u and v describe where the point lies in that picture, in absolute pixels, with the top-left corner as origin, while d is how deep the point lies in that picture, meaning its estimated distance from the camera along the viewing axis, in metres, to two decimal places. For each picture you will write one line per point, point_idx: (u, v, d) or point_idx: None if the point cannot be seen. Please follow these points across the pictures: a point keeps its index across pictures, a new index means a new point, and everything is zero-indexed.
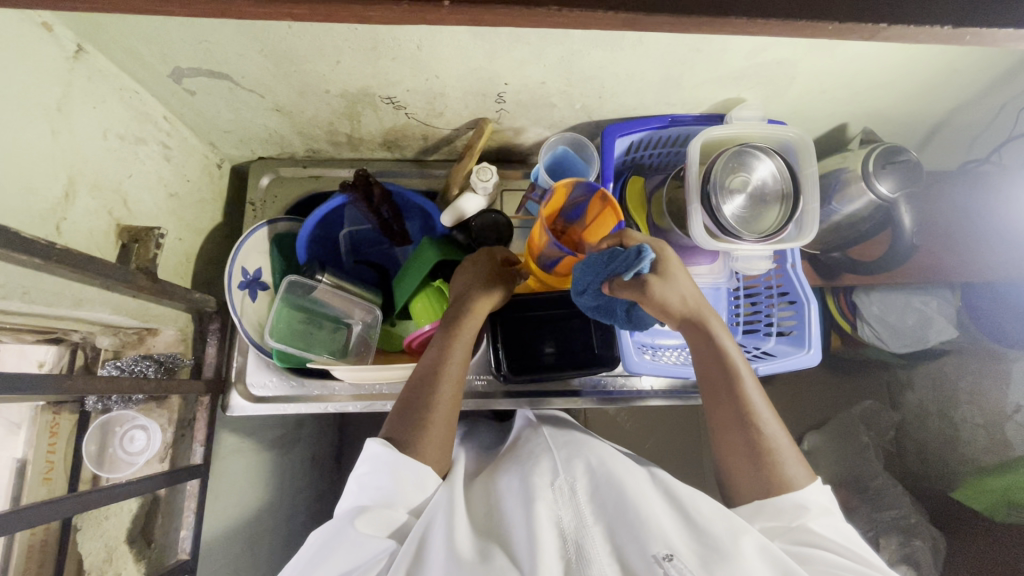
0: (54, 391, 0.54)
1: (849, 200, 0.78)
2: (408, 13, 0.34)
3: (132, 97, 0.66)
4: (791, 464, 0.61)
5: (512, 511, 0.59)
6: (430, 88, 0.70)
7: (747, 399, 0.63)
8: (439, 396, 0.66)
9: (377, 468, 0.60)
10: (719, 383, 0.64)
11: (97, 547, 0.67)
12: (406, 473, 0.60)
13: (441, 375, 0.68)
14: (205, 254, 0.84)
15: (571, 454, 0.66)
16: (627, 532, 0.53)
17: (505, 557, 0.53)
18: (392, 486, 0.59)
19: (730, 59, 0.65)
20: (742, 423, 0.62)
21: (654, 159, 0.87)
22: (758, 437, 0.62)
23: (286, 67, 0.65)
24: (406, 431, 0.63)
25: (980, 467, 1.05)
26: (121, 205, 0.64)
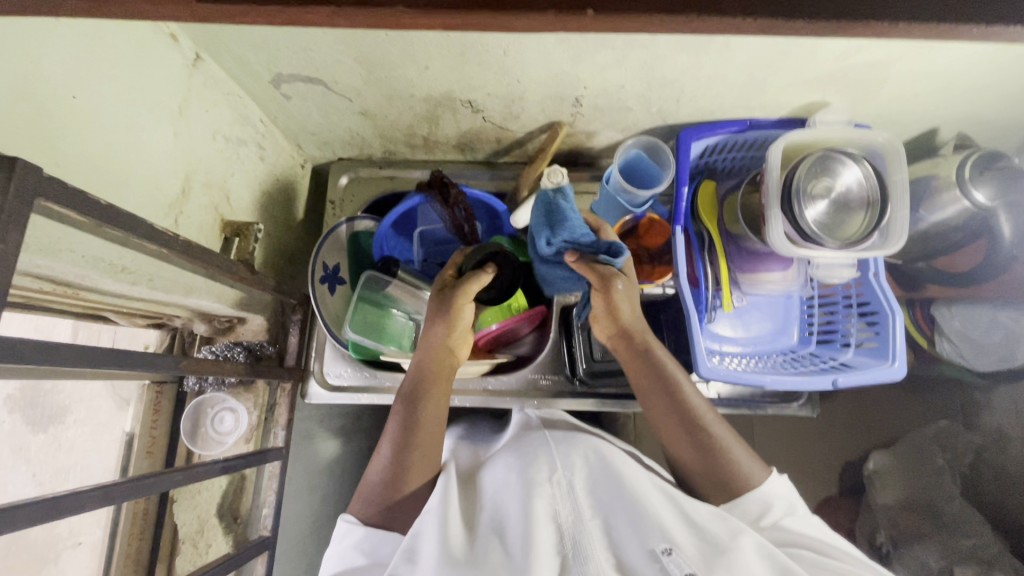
0: (171, 370, 0.59)
1: (940, 208, 0.75)
2: (555, 21, 0.36)
3: (237, 101, 0.71)
4: (746, 462, 0.64)
5: (510, 503, 0.59)
6: (511, 92, 0.72)
7: (694, 406, 0.66)
8: (420, 438, 0.66)
9: (350, 540, 0.61)
10: (669, 399, 0.66)
11: (191, 518, 0.73)
12: (377, 540, 0.60)
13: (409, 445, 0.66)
14: (289, 250, 0.89)
15: (568, 448, 0.65)
16: (627, 527, 0.55)
17: (500, 552, 0.53)
18: (362, 554, 0.59)
19: (820, 63, 0.64)
20: (696, 432, 0.65)
21: (727, 163, 0.86)
22: (708, 434, 0.65)
23: (377, 73, 0.68)
24: (375, 509, 0.63)
25: None
26: (224, 201, 0.69)
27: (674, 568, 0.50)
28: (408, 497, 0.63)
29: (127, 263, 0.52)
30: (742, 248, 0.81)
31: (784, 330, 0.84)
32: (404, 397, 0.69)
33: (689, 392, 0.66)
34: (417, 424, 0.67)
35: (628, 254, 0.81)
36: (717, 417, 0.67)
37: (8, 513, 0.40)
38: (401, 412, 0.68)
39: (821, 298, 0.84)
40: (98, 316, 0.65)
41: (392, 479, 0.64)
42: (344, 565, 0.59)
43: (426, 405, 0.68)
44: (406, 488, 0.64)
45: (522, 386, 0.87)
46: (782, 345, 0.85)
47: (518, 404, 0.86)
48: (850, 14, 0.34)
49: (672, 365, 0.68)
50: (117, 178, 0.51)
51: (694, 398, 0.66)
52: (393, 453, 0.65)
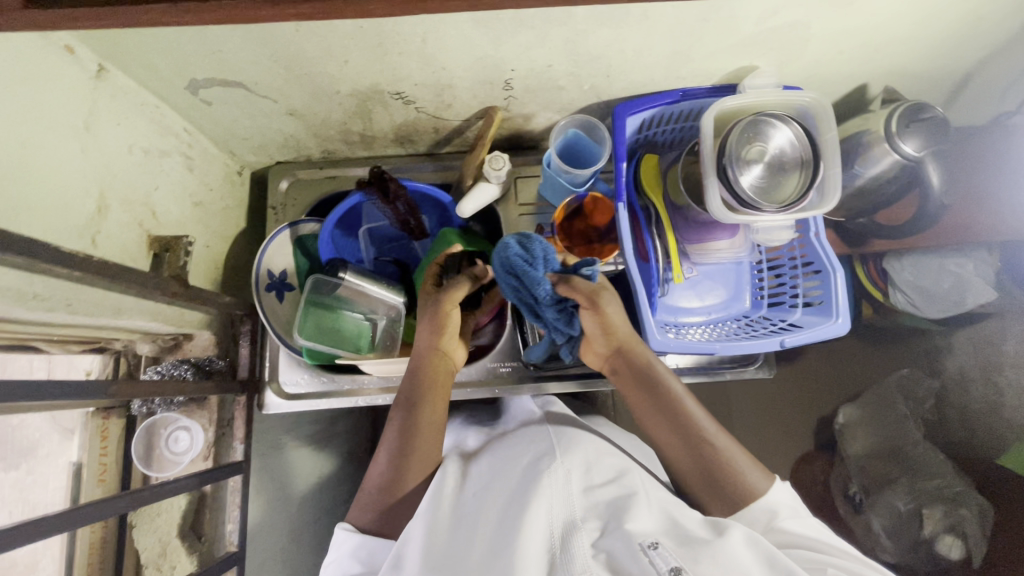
0: (102, 396, 0.57)
1: (873, 163, 0.76)
2: None
3: (154, 111, 0.68)
4: (750, 472, 0.62)
5: (498, 508, 0.58)
6: (439, 80, 0.71)
7: (695, 417, 0.65)
8: (420, 446, 0.66)
9: (344, 551, 0.61)
10: (660, 407, 0.66)
11: (152, 542, 0.71)
12: (372, 547, 0.60)
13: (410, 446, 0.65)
14: (233, 261, 0.86)
15: (561, 444, 0.65)
16: (613, 522, 0.53)
17: (483, 559, 0.53)
18: (357, 563, 0.60)
19: (740, 27, 0.64)
20: (689, 440, 0.64)
21: (667, 135, 0.86)
22: (708, 450, 0.63)
23: (297, 71, 0.66)
24: (374, 517, 0.63)
25: None
26: (150, 216, 0.66)
27: (660, 561, 0.48)
28: (406, 500, 0.64)
29: (38, 290, 0.50)
30: (688, 219, 0.82)
31: (737, 297, 0.86)
32: (404, 402, 0.69)
33: (688, 405, 0.66)
34: (415, 431, 0.66)
35: (575, 236, 0.82)
36: (722, 432, 0.65)
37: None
38: (400, 416, 0.68)
39: (769, 262, 0.85)
40: (27, 346, 0.63)
41: (388, 487, 0.64)
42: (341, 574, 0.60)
43: (423, 410, 0.68)
44: (403, 492, 0.64)
45: (482, 376, 0.87)
46: (735, 310, 0.87)
47: (482, 392, 0.87)
48: None
49: (665, 377, 0.67)
50: (15, 202, 0.49)
51: (693, 410, 0.66)
52: (392, 461, 0.65)
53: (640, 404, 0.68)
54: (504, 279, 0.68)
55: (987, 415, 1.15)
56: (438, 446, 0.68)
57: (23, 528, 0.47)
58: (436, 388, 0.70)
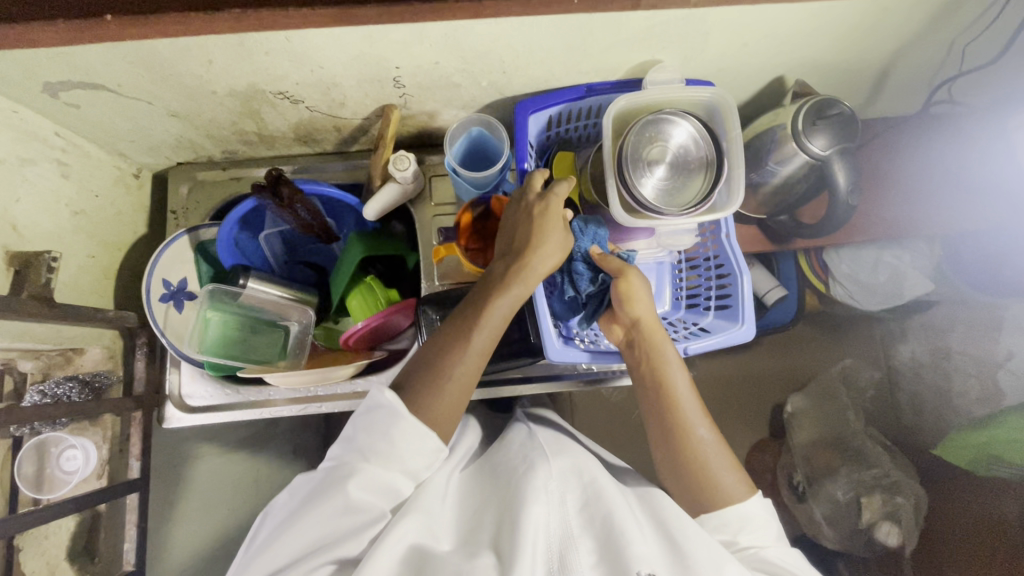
0: None
1: (785, 161, 0.73)
2: None
3: (10, 117, 0.64)
4: (725, 477, 0.63)
5: (505, 514, 0.57)
6: (321, 79, 0.67)
7: (683, 410, 0.65)
8: (453, 371, 0.57)
9: (373, 426, 0.52)
10: (645, 383, 0.67)
11: (39, 565, 0.67)
12: (401, 456, 0.52)
13: (460, 352, 0.57)
14: (129, 269, 0.83)
15: (568, 463, 0.64)
16: (615, 542, 0.53)
17: (490, 558, 0.52)
18: (380, 455, 0.52)
19: (628, 20, 0.60)
20: (672, 428, 0.65)
21: (581, 132, 0.82)
22: (690, 442, 0.64)
23: (160, 71, 0.62)
24: (403, 396, 0.55)
25: (972, 417, 1.03)
26: (10, 230, 0.63)
27: None
28: (432, 415, 0.54)
29: None
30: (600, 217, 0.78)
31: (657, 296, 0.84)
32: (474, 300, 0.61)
33: (682, 395, 0.66)
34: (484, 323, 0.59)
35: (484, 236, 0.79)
36: (710, 430, 0.65)
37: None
38: (467, 312, 0.60)
39: (687, 262, 0.82)
40: None
41: (437, 383, 0.56)
42: (353, 461, 0.52)
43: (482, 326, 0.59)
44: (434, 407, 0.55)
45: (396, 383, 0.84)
46: None
47: None
48: None
49: (671, 365, 0.67)
50: None
51: (687, 407, 0.65)
52: (434, 356, 0.57)
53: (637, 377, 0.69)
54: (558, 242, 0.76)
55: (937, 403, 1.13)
56: (463, 402, 0.57)
57: None
58: (498, 322, 0.60)
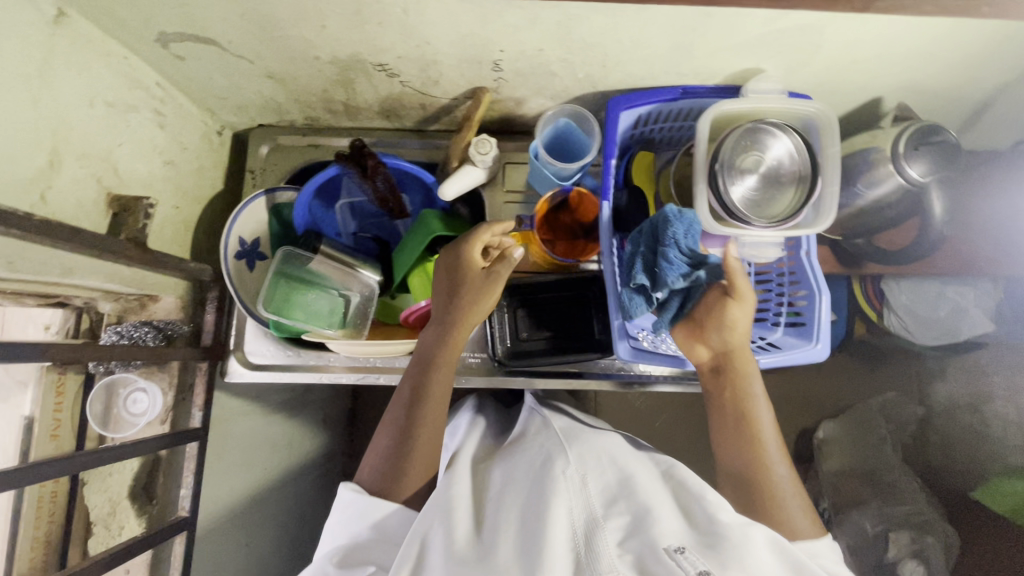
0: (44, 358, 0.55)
1: (876, 184, 0.72)
2: None
3: (122, 63, 0.65)
4: (798, 514, 0.63)
5: (526, 504, 0.57)
6: (423, 54, 0.67)
7: (766, 446, 0.66)
8: (423, 419, 0.68)
9: (347, 511, 0.62)
10: (733, 416, 0.68)
11: (102, 501, 0.72)
12: (376, 510, 0.61)
13: (421, 401, 0.69)
14: (206, 224, 0.84)
15: (582, 449, 0.64)
16: (639, 524, 0.52)
17: (509, 550, 0.52)
18: (360, 523, 0.61)
19: (745, 25, 0.59)
20: (754, 461, 0.66)
21: (664, 133, 0.82)
22: (770, 478, 0.65)
23: (272, 31, 0.62)
24: (380, 478, 0.65)
25: (1007, 465, 0.95)
26: (112, 173, 0.64)
27: (688, 565, 0.47)
28: (411, 462, 0.66)
29: None
30: None
31: None
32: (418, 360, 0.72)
33: (765, 428, 0.67)
34: (427, 395, 0.69)
35: (561, 229, 0.80)
36: (785, 467, 0.66)
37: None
38: (413, 374, 0.71)
39: (756, 275, 0.80)
40: None
41: (399, 458, 0.66)
42: (342, 539, 0.60)
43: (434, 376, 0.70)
44: (407, 468, 0.65)
45: None
46: None
47: None
48: None
49: (757, 400, 0.68)
50: None
51: (771, 444, 0.67)
52: (398, 430, 0.68)
53: (722, 407, 0.69)
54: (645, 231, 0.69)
55: (969, 446, 1.03)
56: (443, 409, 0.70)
57: None
58: (447, 358, 0.71)
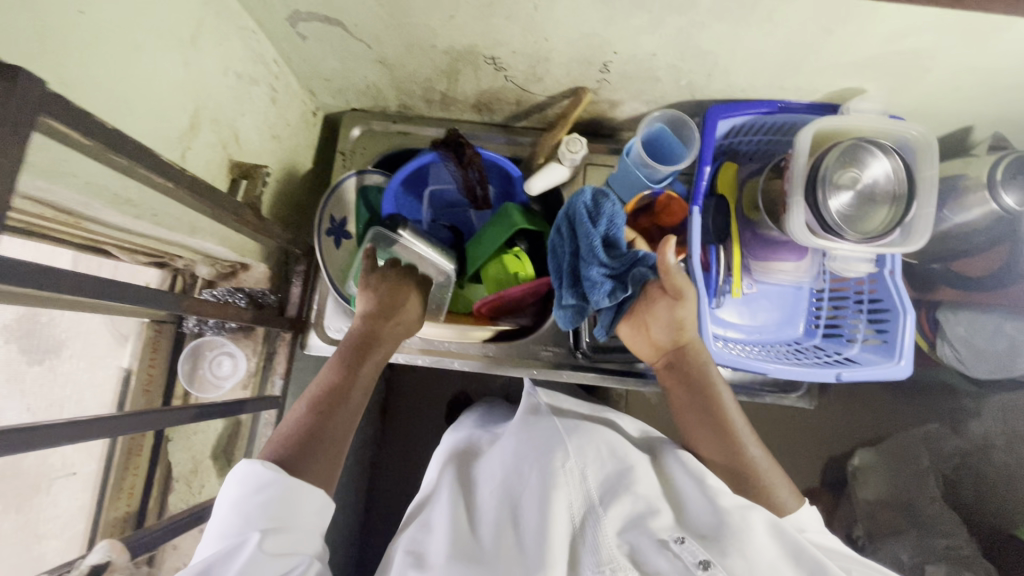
0: (174, 310, 0.57)
1: (964, 209, 0.75)
2: None
3: (251, 37, 0.68)
4: (781, 489, 0.63)
5: (530, 496, 0.59)
6: (538, 51, 0.69)
7: (734, 426, 0.65)
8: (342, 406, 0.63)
9: (260, 493, 0.54)
10: (698, 402, 0.67)
11: (185, 458, 0.75)
12: (299, 498, 0.55)
13: (345, 392, 0.65)
14: (296, 200, 0.87)
15: (586, 434, 0.65)
16: (634, 518, 0.54)
17: (513, 546, 0.55)
18: (272, 519, 0.53)
19: (863, 44, 0.61)
20: (728, 444, 0.64)
21: (751, 146, 0.83)
22: (745, 458, 0.64)
23: (400, 18, 0.65)
24: (287, 453, 0.58)
25: None
26: (234, 141, 0.67)
27: (688, 555, 0.50)
28: (327, 442, 0.60)
29: (131, 195, 0.50)
30: (758, 234, 0.81)
31: (791, 322, 0.84)
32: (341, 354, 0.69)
33: (733, 411, 0.66)
34: (352, 386, 0.66)
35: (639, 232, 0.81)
36: (756, 444, 0.65)
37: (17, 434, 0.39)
38: (342, 362, 0.68)
39: (832, 291, 0.83)
40: (97, 249, 0.64)
41: (311, 439, 0.59)
42: (250, 532, 0.52)
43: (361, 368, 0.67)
44: (318, 450, 0.59)
45: (523, 355, 0.87)
46: (787, 335, 0.85)
47: (516, 370, 0.87)
48: None
49: (717, 385, 0.67)
50: (127, 107, 0.49)
51: (739, 426, 0.65)
52: (315, 409, 0.62)
53: (684, 398, 0.68)
54: (559, 226, 0.71)
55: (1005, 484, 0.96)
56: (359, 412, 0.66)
57: (67, 428, 0.46)
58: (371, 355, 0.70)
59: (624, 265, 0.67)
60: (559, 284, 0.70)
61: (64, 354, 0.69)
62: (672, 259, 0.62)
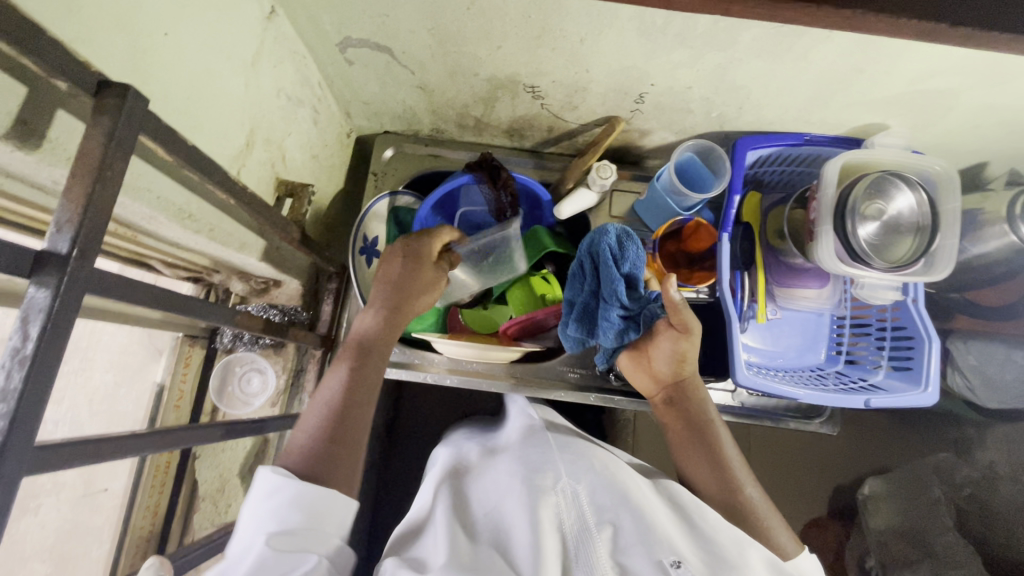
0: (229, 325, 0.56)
1: (982, 241, 0.78)
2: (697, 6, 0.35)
3: (301, 61, 0.70)
4: (781, 532, 0.62)
5: (514, 510, 0.57)
6: (577, 81, 0.72)
7: (734, 466, 0.65)
8: (359, 403, 0.59)
9: (274, 499, 0.49)
10: (699, 438, 0.66)
11: (213, 476, 0.79)
12: (317, 498, 0.50)
13: (361, 388, 0.60)
14: (328, 219, 0.88)
15: (575, 455, 0.65)
16: (632, 534, 0.54)
17: (503, 562, 0.52)
18: (294, 519, 0.49)
19: (891, 84, 0.64)
20: (728, 483, 0.63)
21: (774, 177, 0.86)
22: (745, 498, 0.63)
23: (448, 47, 0.67)
24: (307, 461, 0.54)
25: None
26: (280, 160, 0.69)
27: None
28: (345, 445, 0.56)
29: (194, 210, 0.52)
30: (783, 261, 0.83)
31: (811, 348, 0.86)
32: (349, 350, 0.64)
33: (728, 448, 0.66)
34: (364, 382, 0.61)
35: (665, 256, 0.82)
36: (755, 483, 0.65)
37: (110, 443, 0.40)
38: (349, 357, 0.63)
39: (853, 318, 0.84)
40: (142, 263, 0.65)
41: (328, 433, 0.55)
42: (272, 532, 0.48)
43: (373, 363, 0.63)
44: (340, 452, 0.55)
45: (549, 377, 0.85)
46: (809, 361, 0.86)
47: (546, 395, 0.85)
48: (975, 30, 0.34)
49: (716, 422, 0.67)
50: (193, 124, 0.50)
51: (738, 466, 0.65)
52: (330, 408, 0.57)
53: (682, 434, 0.68)
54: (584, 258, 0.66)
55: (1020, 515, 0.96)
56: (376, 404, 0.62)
57: (148, 438, 0.45)
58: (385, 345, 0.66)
59: (636, 306, 0.64)
60: (570, 313, 0.69)
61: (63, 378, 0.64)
62: (678, 295, 0.60)
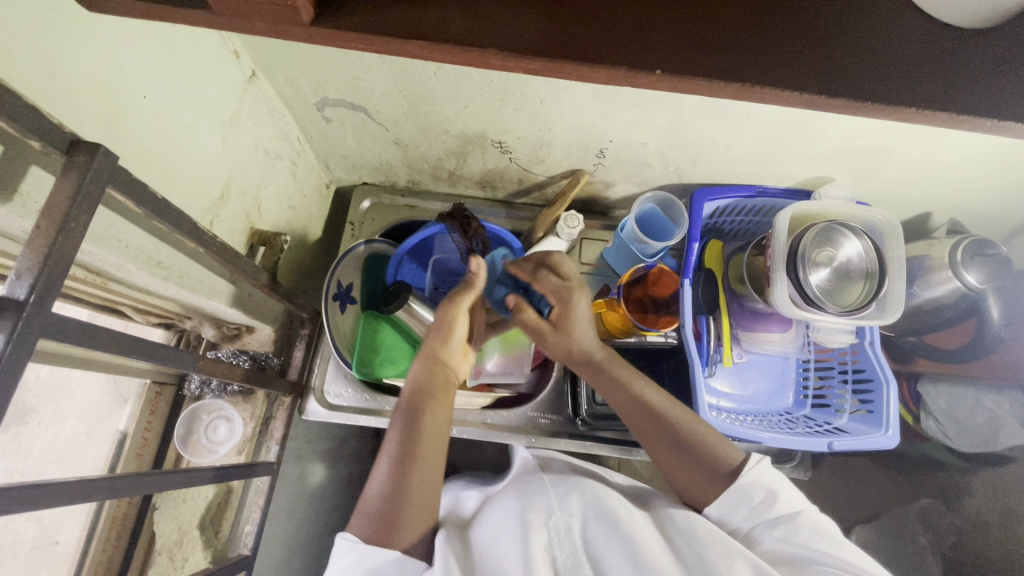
0: (192, 369, 0.57)
1: (932, 286, 0.81)
2: (624, 79, 0.36)
3: (280, 119, 0.74)
4: (728, 443, 0.63)
5: (503, 541, 0.56)
6: (541, 138, 0.76)
7: (660, 410, 0.65)
8: (421, 461, 0.59)
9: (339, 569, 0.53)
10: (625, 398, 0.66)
11: (171, 528, 0.74)
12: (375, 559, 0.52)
13: (417, 442, 0.60)
14: (304, 266, 0.90)
15: (568, 489, 0.64)
16: (624, 563, 0.53)
17: None
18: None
19: (828, 141, 0.69)
20: (667, 432, 0.64)
21: (734, 226, 0.91)
22: (681, 429, 0.64)
23: (418, 107, 0.72)
24: (374, 524, 0.56)
25: None
26: (256, 210, 0.72)
27: None
28: (411, 506, 0.57)
29: (162, 258, 0.54)
30: (745, 306, 0.85)
31: (780, 392, 0.87)
32: (402, 413, 0.64)
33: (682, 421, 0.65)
34: (422, 436, 0.61)
35: (633, 301, 0.83)
36: (689, 409, 0.66)
37: (57, 489, 0.40)
38: (403, 417, 0.63)
39: (817, 362, 0.87)
40: (113, 309, 0.66)
41: (397, 494, 0.57)
42: None
43: (429, 416, 0.63)
44: (407, 511, 0.56)
45: (519, 423, 0.86)
46: (778, 406, 0.87)
47: (514, 440, 0.85)
48: (894, 100, 0.35)
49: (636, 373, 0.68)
50: (167, 177, 0.53)
51: (667, 403, 0.66)
52: (395, 468, 0.59)
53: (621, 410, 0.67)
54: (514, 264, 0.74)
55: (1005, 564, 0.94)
56: (441, 457, 0.62)
57: (100, 484, 0.45)
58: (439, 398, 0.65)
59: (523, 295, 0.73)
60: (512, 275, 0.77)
61: (32, 421, 0.71)
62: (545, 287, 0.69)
